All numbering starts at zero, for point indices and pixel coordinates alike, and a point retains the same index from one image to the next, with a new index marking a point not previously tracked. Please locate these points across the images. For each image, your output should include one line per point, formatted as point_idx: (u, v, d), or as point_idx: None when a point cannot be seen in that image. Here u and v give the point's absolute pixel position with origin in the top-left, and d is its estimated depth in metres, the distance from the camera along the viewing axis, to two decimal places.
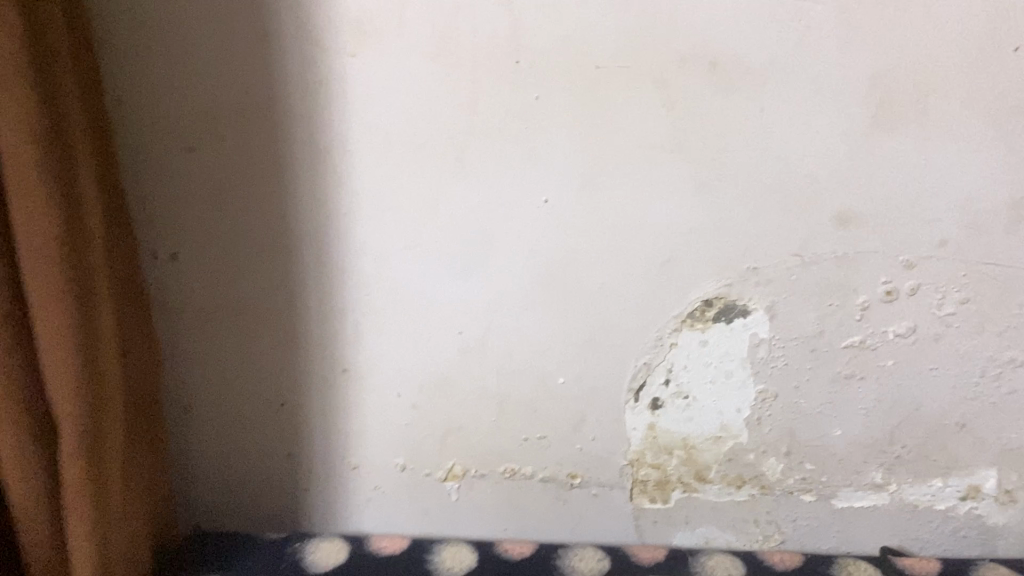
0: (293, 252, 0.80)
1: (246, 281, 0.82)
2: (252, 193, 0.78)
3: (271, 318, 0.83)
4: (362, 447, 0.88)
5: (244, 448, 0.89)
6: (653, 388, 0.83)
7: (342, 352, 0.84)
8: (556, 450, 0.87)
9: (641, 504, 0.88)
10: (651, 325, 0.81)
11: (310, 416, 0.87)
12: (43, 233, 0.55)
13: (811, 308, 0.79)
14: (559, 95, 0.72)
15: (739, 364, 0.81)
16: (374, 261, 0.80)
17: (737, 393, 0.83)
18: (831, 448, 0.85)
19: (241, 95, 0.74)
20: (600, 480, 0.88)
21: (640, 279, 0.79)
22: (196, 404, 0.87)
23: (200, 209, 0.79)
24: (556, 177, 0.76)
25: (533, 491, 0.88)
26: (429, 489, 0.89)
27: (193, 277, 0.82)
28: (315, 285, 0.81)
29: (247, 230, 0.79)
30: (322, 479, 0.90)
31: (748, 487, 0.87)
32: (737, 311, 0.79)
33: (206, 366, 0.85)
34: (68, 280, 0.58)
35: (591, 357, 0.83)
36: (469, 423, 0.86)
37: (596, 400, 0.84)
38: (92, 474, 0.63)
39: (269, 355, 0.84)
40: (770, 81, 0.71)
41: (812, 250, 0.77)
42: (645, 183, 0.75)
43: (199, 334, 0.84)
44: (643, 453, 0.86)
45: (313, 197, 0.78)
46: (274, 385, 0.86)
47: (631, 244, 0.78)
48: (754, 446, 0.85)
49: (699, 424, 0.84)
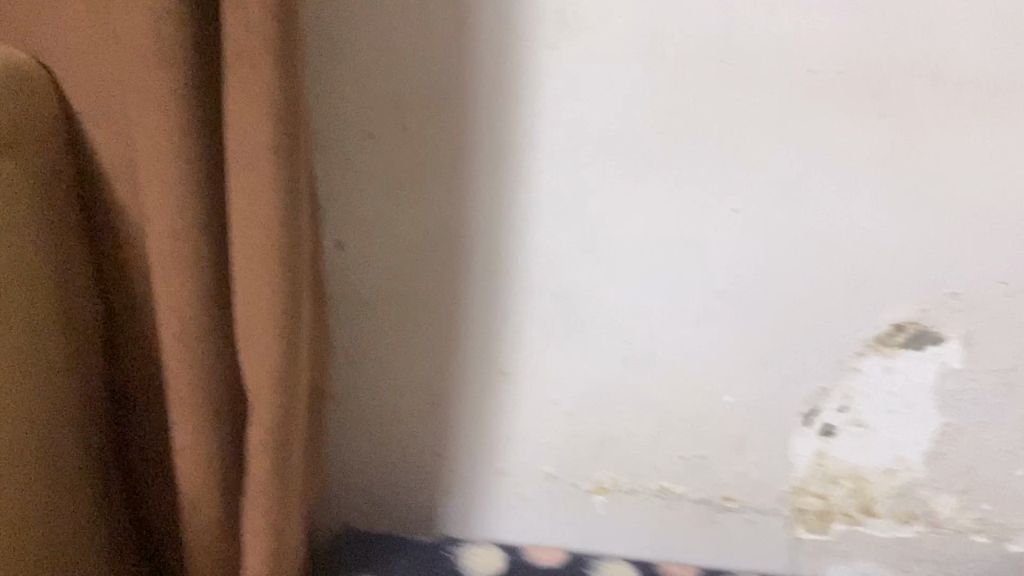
0: (465, 248, 0.78)
1: (412, 276, 0.79)
2: (431, 184, 0.76)
3: (431, 314, 0.80)
4: (509, 453, 0.85)
5: (388, 447, 0.87)
6: (828, 414, 0.79)
7: (501, 354, 0.81)
8: (714, 470, 0.83)
9: (798, 533, 0.84)
10: (833, 346, 0.77)
11: (460, 418, 0.84)
12: (265, 211, 0.54)
13: (1011, 339, 0.74)
14: (767, 100, 0.69)
15: (923, 394, 0.77)
16: (547, 262, 0.77)
17: (917, 425, 0.78)
18: (1014, 490, 0.79)
19: (433, 82, 0.72)
20: (757, 506, 0.83)
21: (825, 299, 0.75)
22: (344, 399, 0.85)
23: (372, 198, 0.77)
24: (751, 185, 0.72)
25: (684, 512, 0.85)
26: (574, 501, 0.86)
27: (356, 266, 0.79)
28: (483, 283, 0.79)
29: (419, 222, 0.77)
30: (465, 483, 0.87)
31: (917, 524, 0.82)
32: (929, 338, 0.75)
33: (358, 360, 0.83)
34: (282, 261, 0.56)
35: (764, 376, 0.79)
36: (625, 437, 0.83)
37: (763, 422, 0.80)
38: (280, 464, 0.62)
39: (428, 352, 0.82)
40: (997, 99, 0.67)
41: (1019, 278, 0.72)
42: (843, 197, 0.72)
43: (354, 325, 0.82)
44: (808, 481, 0.82)
45: (494, 191, 0.75)
46: (427, 383, 0.83)
47: (820, 261, 0.74)
48: (929, 481, 0.80)
49: (873, 455, 0.80)
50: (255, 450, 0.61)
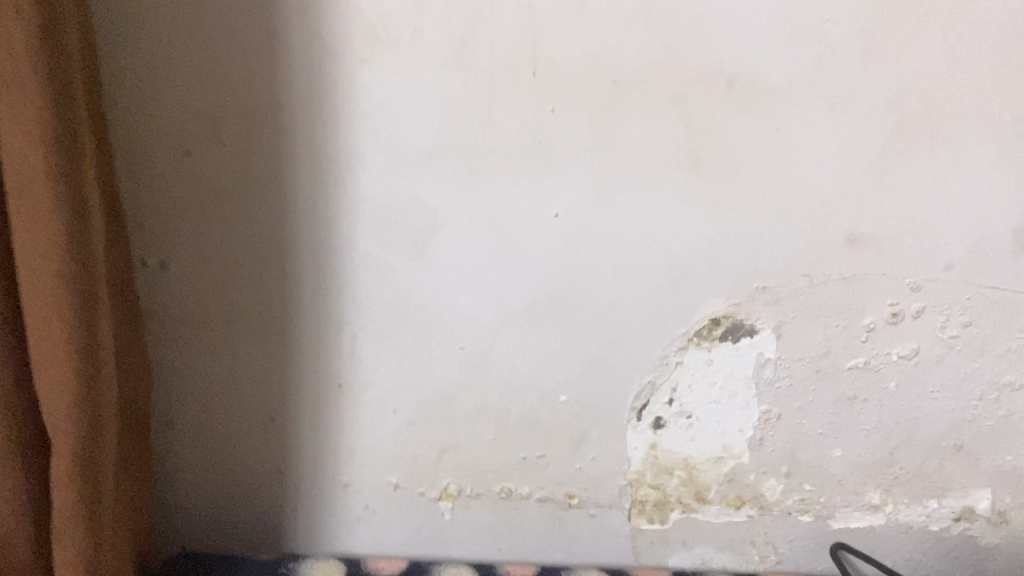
0: (292, 262, 0.77)
1: (240, 293, 0.78)
2: (250, 199, 0.74)
3: (262, 330, 0.79)
4: (353, 465, 0.85)
5: (229, 467, 0.85)
6: (657, 407, 0.82)
7: (337, 367, 0.81)
8: (555, 468, 0.85)
9: (639, 524, 0.87)
10: (658, 342, 0.79)
11: (299, 434, 0.84)
12: (46, 235, 0.53)
13: (818, 328, 0.78)
14: (578, 109, 0.71)
15: (742, 383, 0.81)
16: (376, 273, 0.77)
17: (739, 413, 0.82)
18: (832, 470, 0.84)
19: (245, 97, 0.71)
20: (597, 501, 0.86)
21: (647, 297, 0.78)
22: (180, 419, 0.83)
23: (193, 215, 0.75)
24: (568, 191, 0.74)
25: (529, 511, 0.87)
26: (422, 508, 0.87)
27: (180, 285, 0.78)
28: (312, 296, 0.78)
29: (241, 238, 0.76)
30: (310, 498, 0.87)
31: (747, 508, 0.86)
32: (744, 330, 0.79)
33: (190, 380, 0.81)
34: (72, 285, 0.54)
35: (594, 375, 0.81)
36: (466, 441, 0.84)
37: (597, 419, 0.83)
38: (88, 494, 0.60)
39: (261, 369, 0.81)
40: (789, 103, 0.71)
41: (821, 270, 0.77)
42: (657, 199, 0.74)
43: (184, 346, 0.80)
44: (643, 473, 0.84)
45: (316, 206, 0.75)
46: (263, 400, 0.82)
47: (639, 261, 0.77)
48: (755, 466, 0.84)
49: (700, 445, 0.83)
50: (59, 482, 0.58)
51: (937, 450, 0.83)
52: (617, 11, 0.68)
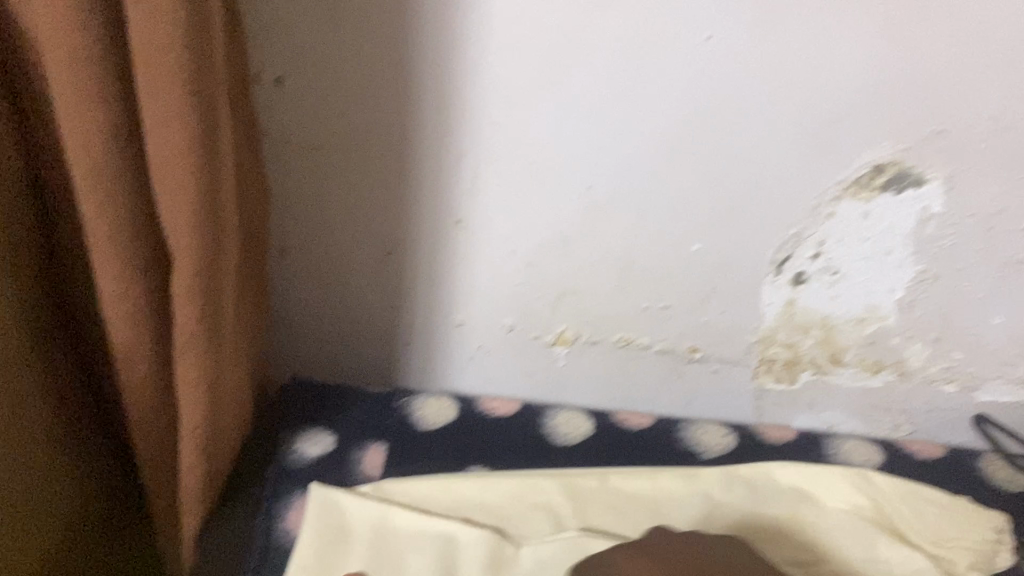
0: (414, 83, 0.70)
1: (359, 116, 0.72)
2: (373, 11, 0.66)
3: (380, 156, 0.74)
4: (467, 304, 0.82)
5: (343, 297, 0.83)
6: (800, 261, 0.75)
7: (456, 200, 0.76)
8: (680, 320, 0.80)
9: (764, 383, 0.82)
10: (809, 190, 0.72)
11: (414, 266, 0.80)
12: (162, 33, 0.46)
13: (996, 180, 0.69)
14: None
15: (900, 240, 0.73)
16: (503, 101, 0.70)
17: (892, 272, 0.74)
18: (987, 339, 0.76)
19: None
20: (722, 356, 0.81)
21: (803, 139, 0.69)
22: (295, 246, 0.80)
23: (311, 29, 0.68)
24: (727, 13, 0.64)
25: (648, 362, 0.83)
26: (536, 352, 0.84)
27: (296, 104, 0.72)
28: (434, 121, 0.72)
29: (361, 55, 0.69)
30: (423, 334, 0.85)
31: (885, 373, 0.80)
32: (910, 181, 0.70)
33: (304, 206, 0.78)
34: (188, 91, 0.49)
35: (733, 222, 0.74)
36: (587, 286, 0.79)
37: (730, 270, 0.76)
38: (210, 310, 0.57)
39: (378, 197, 0.77)
40: None
41: (1012, 114, 0.67)
42: (829, 25, 0.64)
43: (299, 170, 0.76)
44: (775, 331, 0.79)
45: (444, 21, 0.66)
46: (379, 229, 0.79)
47: (800, 96, 0.67)
48: (900, 330, 0.77)
49: (843, 304, 0.77)
50: (178, 300, 0.55)
51: None
52: None
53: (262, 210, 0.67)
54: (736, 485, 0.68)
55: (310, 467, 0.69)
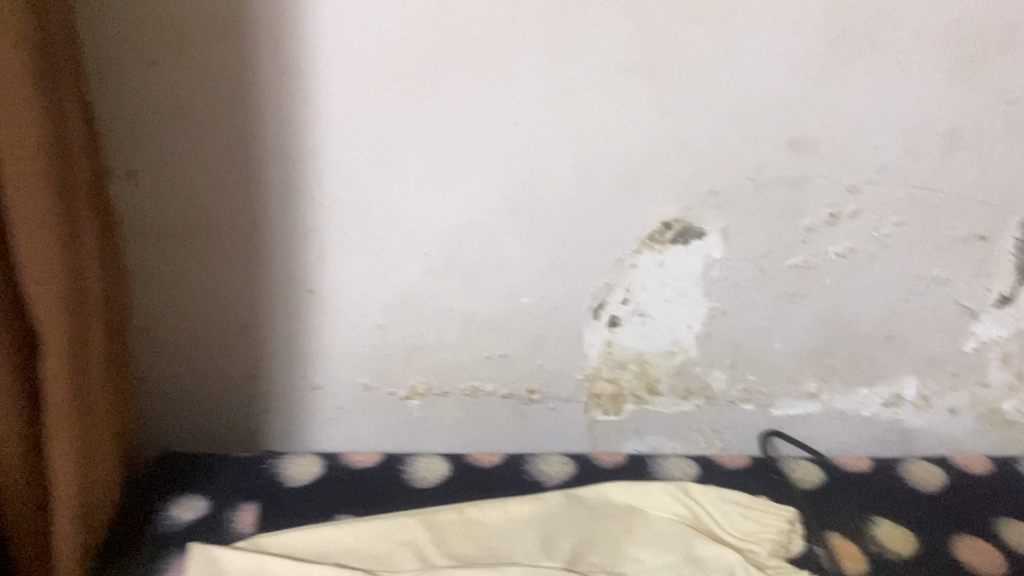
0: (258, 172, 0.78)
1: (210, 206, 0.80)
2: (217, 111, 0.75)
3: (230, 239, 0.82)
4: (325, 369, 0.90)
5: (207, 371, 0.89)
6: (612, 307, 0.87)
7: (306, 275, 0.84)
8: (516, 366, 0.90)
9: (595, 416, 0.93)
10: (613, 245, 0.84)
11: (273, 337, 0.88)
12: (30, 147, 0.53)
13: (761, 229, 0.83)
14: (531, 20, 0.72)
15: (692, 282, 0.86)
16: (341, 184, 0.79)
17: (689, 310, 0.87)
18: (773, 361, 0.90)
19: (206, 9, 0.70)
20: (557, 395, 0.92)
21: (606, 204, 0.81)
22: (156, 324, 0.86)
23: (158, 127, 0.75)
24: (529, 101, 0.76)
25: (494, 407, 0.92)
26: (391, 407, 0.93)
27: (148, 196, 0.79)
28: (280, 205, 0.80)
29: (207, 149, 0.77)
30: (286, 399, 0.92)
31: (695, 398, 0.92)
32: (693, 233, 0.83)
33: (164, 293, 0.84)
34: (53, 195, 0.56)
35: (552, 277, 0.85)
36: (432, 342, 0.89)
37: (555, 320, 0.87)
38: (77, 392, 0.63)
39: (232, 275, 0.84)
40: (732, 8, 0.72)
41: (767, 175, 0.80)
42: (612, 108, 0.76)
43: (155, 255, 0.82)
44: (599, 369, 0.90)
45: (282, 118, 0.75)
46: (234, 306, 0.86)
47: (595, 166, 0.79)
48: (702, 359, 0.90)
49: (652, 340, 0.89)
50: (49, 382, 0.61)
51: (868, 341, 0.89)
52: None
53: (120, 298, 0.72)
54: (574, 500, 0.79)
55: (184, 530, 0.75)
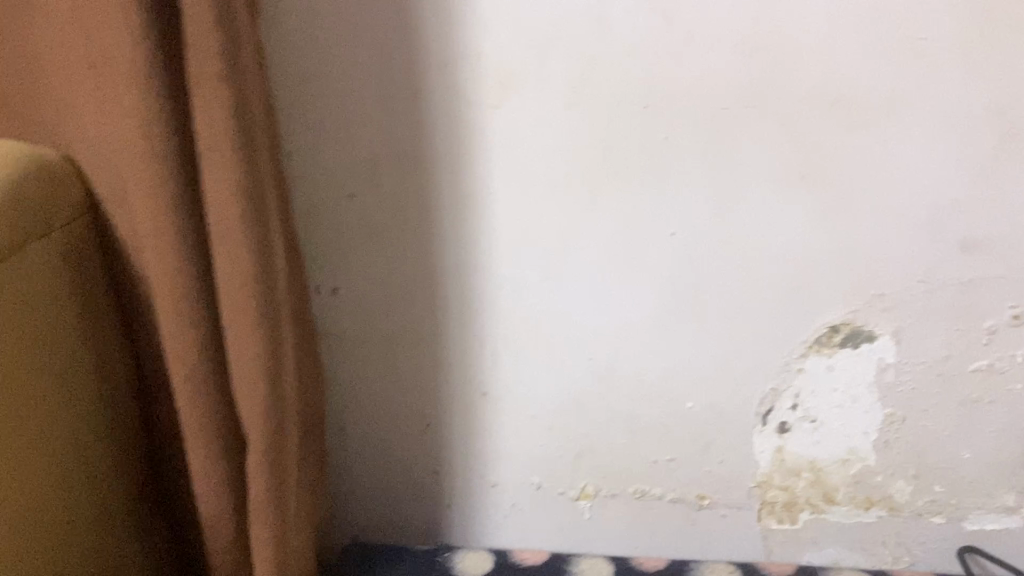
0: (439, 285, 0.87)
1: (398, 317, 0.89)
2: (406, 231, 0.85)
3: (416, 347, 0.90)
4: (500, 468, 0.95)
5: (393, 469, 0.96)
6: (781, 412, 0.86)
7: (482, 379, 0.91)
8: (684, 471, 0.90)
9: (769, 524, 0.91)
10: (779, 349, 0.83)
11: (453, 438, 0.94)
12: (242, 273, 0.64)
13: (938, 333, 0.80)
14: (689, 136, 0.77)
15: (865, 389, 0.83)
16: (512, 293, 0.87)
17: (864, 417, 0.85)
18: (962, 471, 0.85)
19: (399, 144, 0.82)
20: (727, 502, 0.91)
21: (768, 308, 0.82)
22: (350, 425, 0.94)
23: (358, 247, 0.86)
24: (687, 212, 0.80)
25: (664, 511, 0.93)
26: (563, 508, 0.95)
27: (347, 309, 0.89)
28: (457, 314, 0.88)
29: (397, 265, 0.87)
30: (464, 498, 0.97)
31: (877, 509, 0.88)
32: (864, 337, 0.81)
33: (359, 396, 0.93)
34: (259, 314, 0.66)
35: (718, 382, 0.86)
36: (601, 445, 0.91)
37: (721, 424, 0.87)
38: (274, 486, 0.71)
39: (417, 379, 0.92)
40: (888, 115, 0.74)
41: (941, 276, 0.78)
42: (770, 217, 0.79)
43: (350, 362, 0.91)
44: (771, 475, 0.89)
45: (460, 233, 0.85)
46: (419, 409, 0.93)
47: (756, 272, 0.81)
48: (882, 468, 0.86)
49: (826, 447, 0.86)
50: (252, 474, 0.70)
51: None
52: (713, 48, 0.74)
53: (317, 400, 0.82)
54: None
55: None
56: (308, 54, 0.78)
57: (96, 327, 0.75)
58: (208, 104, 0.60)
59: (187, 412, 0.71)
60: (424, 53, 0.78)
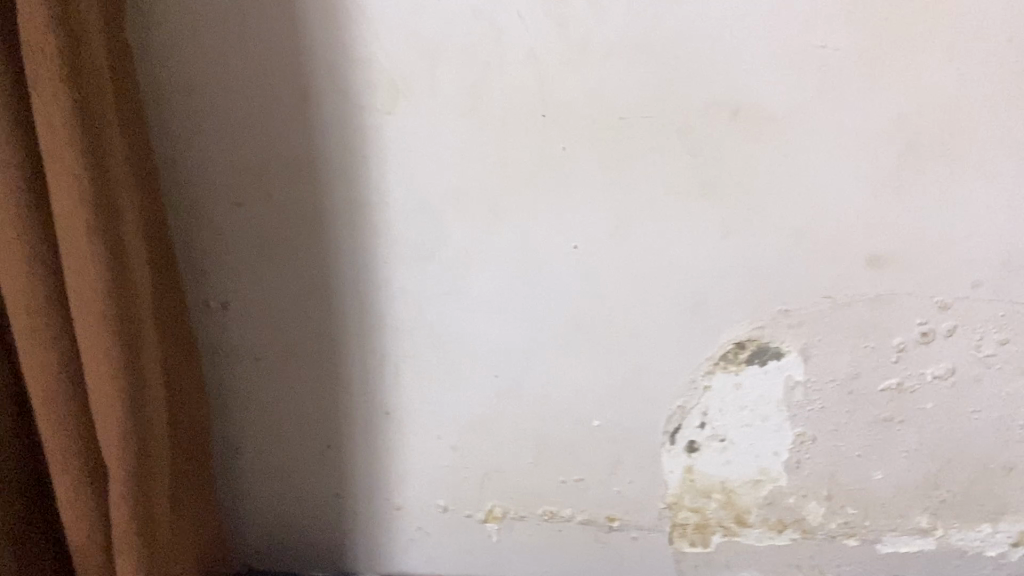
0: (334, 300, 0.82)
1: (291, 333, 0.84)
2: (297, 243, 0.80)
3: (312, 364, 0.85)
4: (405, 489, 0.91)
5: (294, 489, 0.92)
6: (689, 430, 0.83)
7: (382, 397, 0.86)
8: (593, 492, 0.87)
9: (681, 547, 0.88)
10: (686, 367, 0.80)
11: (354, 458, 0.89)
12: (91, 286, 0.60)
13: (846, 350, 0.78)
14: (587, 144, 0.74)
15: (774, 407, 0.81)
16: (414, 309, 0.82)
17: (774, 436, 0.82)
18: (874, 492, 0.83)
19: (285, 150, 0.76)
20: (638, 524, 0.87)
21: (672, 324, 0.79)
22: (248, 446, 0.90)
23: (248, 260, 0.81)
24: (588, 224, 0.77)
25: (573, 533, 0.89)
26: (471, 530, 0.92)
27: (238, 324, 0.84)
28: (354, 331, 0.84)
29: (290, 279, 0.82)
30: (369, 520, 0.93)
31: (790, 531, 0.85)
32: (771, 353, 0.79)
33: (253, 414, 0.89)
34: (113, 329, 0.61)
35: (625, 400, 0.83)
36: (507, 465, 0.88)
37: (629, 445, 0.84)
38: (140, 513, 0.67)
39: (313, 397, 0.87)
40: (792, 126, 0.71)
41: (847, 292, 0.76)
42: (672, 228, 0.76)
43: (243, 379, 0.87)
44: (681, 497, 0.85)
45: (354, 246, 0.80)
46: (316, 428, 0.88)
47: (658, 287, 0.78)
48: (793, 489, 0.83)
49: (737, 467, 0.83)
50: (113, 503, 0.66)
51: (984, 471, 0.81)
52: (613, 54, 0.70)
53: (195, 419, 0.78)
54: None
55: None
56: (186, 53, 0.72)
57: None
58: (44, 105, 0.55)
59: (48, 441, 0.65)
60: (309, 56, 0.72)
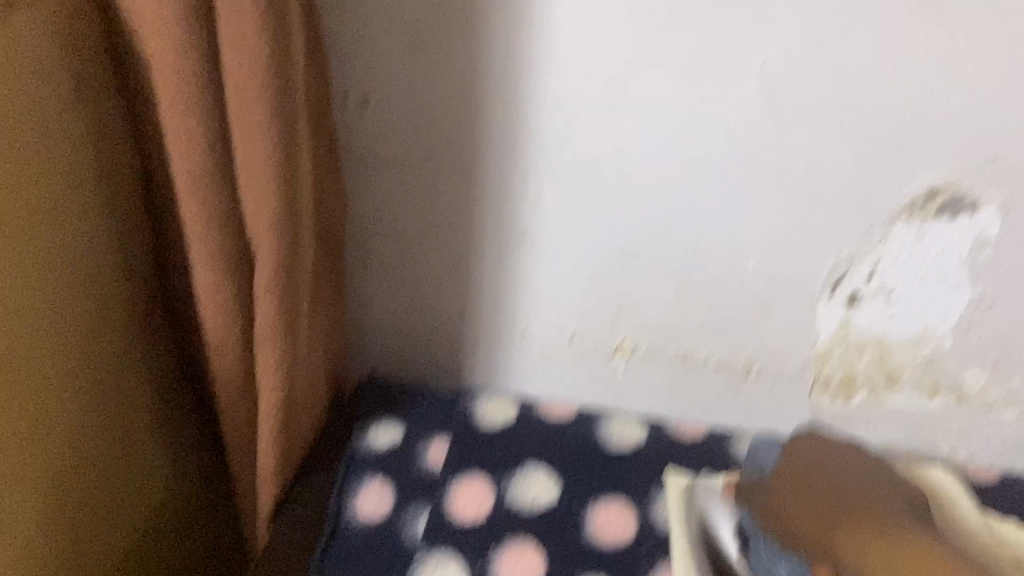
0: (482, 105, 0.74)
1: (433, 138, 0.77)
2: (447, 37, 0.72)
3: (452, 174, 0.79)
4: (533, 315, 0.86)
5: (415, 304, 0.88)
6: (854, 281, 0.76)
7: (521, 218, 0.80)
8: (735, 336, 0.82)
9: (820, 402, 0.83)
10: (864, 212, 0.73)
11: (484, 279, 0.84)
12: (254, 54, 0.54)
13: None
14: None
15: (956, 264, 0.73)
16: (568, 124, 0.74)
17: (949, 296, 0.75)
18: None
19: None
20: (779, 373, 0.83)
21: (857, 163, 0.71)
22: (374, 256, 0.86)
23: (391, 52, 0.74)
24: (783, 39, 0.66)
25: (705, 376, 0.85)
26: (597, 363, 0.87)
27: (376, 124, 0.78)
28: (500, 142, 0.76)
29: (435, 77, 0.74)
30: (490, 342, 0.88)
31: (943, 396, 0.80)
32: (965, 205, 0.71)
33: (384, 222, 0.83)
34: (275, 105, 0.56)
35: (787, 243, 0.76)
36: (646, 300, 0.82)
37: (784, 289, 0.78)
38: (286, 306, 0.64)
39: (450, 209, 0.81)
40: None
41: None
42: (880, 51, 0.66)
43: (376, 184, 0.81)
44: (831, 350, 0.80)
45: (509, 45, 0.71)
46: (449, 244, 0.83)
47: (849, 120, 0.69)
48: (957, 354, 0.78)
49: (899, 324, 0.77)
50: (261, 292, 0.62)
51: None
52: None
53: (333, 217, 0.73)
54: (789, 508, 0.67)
55: (367, 530, 0.71)
56: None
57: (104, 167, 0.62)
58: None
59: (191, 225, 0.61)
60: None
